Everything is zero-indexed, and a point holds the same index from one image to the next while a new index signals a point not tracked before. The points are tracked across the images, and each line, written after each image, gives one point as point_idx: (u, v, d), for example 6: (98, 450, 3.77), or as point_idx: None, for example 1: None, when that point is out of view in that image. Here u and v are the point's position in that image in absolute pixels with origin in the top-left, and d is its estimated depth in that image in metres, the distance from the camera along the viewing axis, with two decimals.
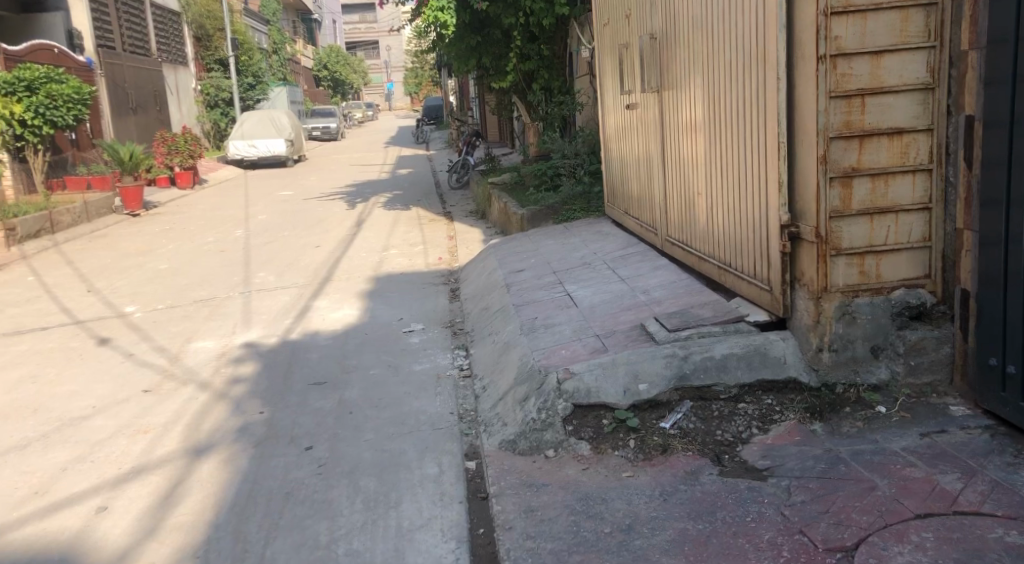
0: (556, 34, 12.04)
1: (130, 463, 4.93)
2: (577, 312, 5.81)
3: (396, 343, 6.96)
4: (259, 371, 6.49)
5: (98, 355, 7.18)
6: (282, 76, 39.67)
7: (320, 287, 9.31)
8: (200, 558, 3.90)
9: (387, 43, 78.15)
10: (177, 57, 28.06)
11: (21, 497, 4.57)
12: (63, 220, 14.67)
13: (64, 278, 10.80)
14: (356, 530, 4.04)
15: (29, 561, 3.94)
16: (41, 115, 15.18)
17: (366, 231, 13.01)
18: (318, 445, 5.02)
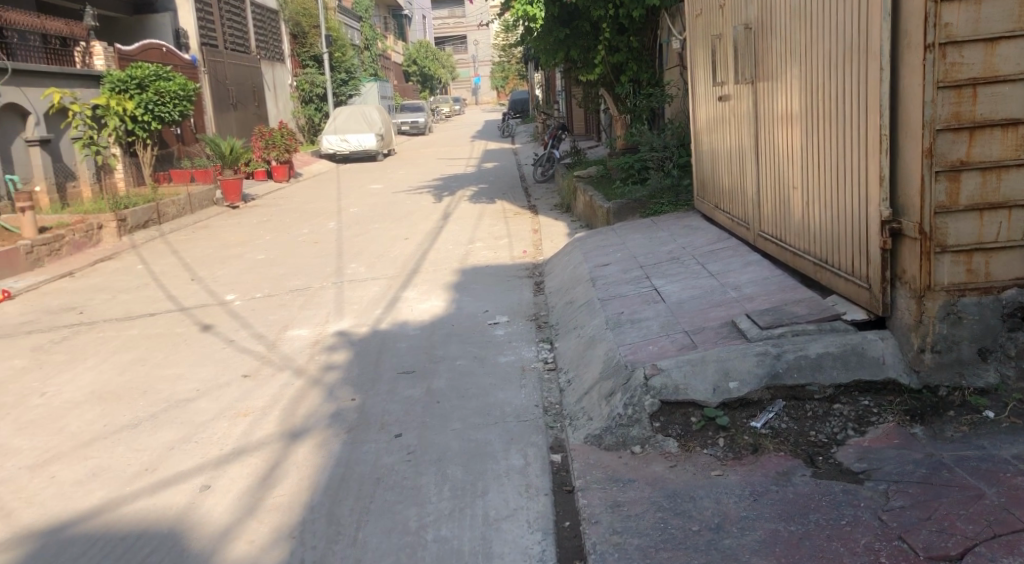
0: (646, 26, 11.87)
1: (231, 445, 5.12)
2: (665, 307, 5.75)
3: (482, 335, 7.02)
4: (351, 359, 6.65)
5: (201, 341, 7.47)
6: (373, 71, 40.36)
7: (408, 279, 9.46)
8: (296, 537, 4.02)
9: (475, 38, 78.55)
10: (274, 54, 28.89)
11: (132, 473, 4.80)
12: (169, 211, 15.31)
13: (170, 266, 11.27)
14: (444, 517, 4.10)
15: (141, 533, 4.14)
16: (151, 111, 15.96)
17: (452, 224, 13.16)
18: (407, 433, 5.11)
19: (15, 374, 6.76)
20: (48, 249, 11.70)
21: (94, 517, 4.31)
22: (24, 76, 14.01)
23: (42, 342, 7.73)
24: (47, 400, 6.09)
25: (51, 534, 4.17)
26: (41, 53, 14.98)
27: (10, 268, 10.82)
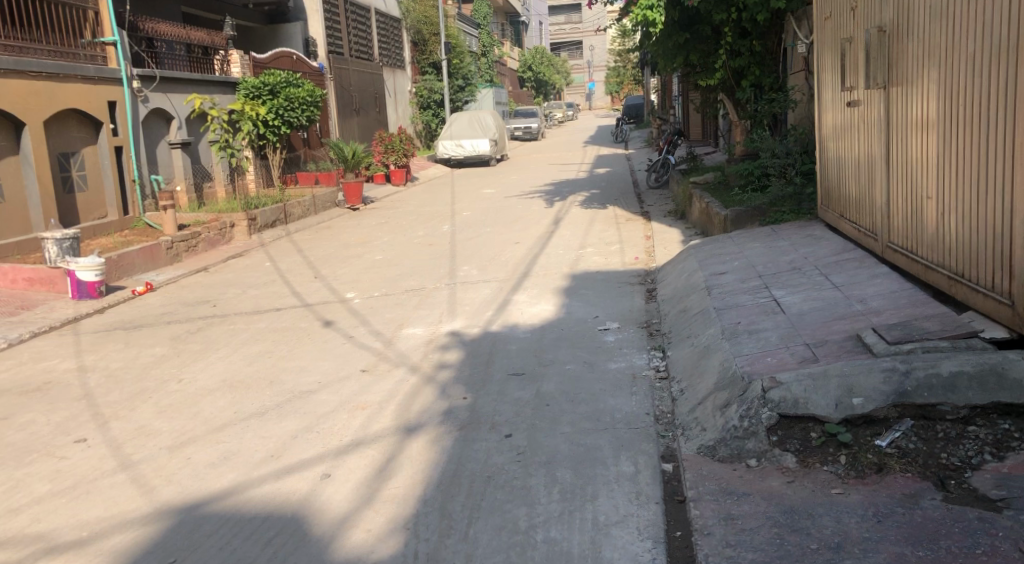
0: (771, 29, 11.63)
1: (350, 436, 5.29)
2: (785, 319, 5.59)
3: (593, 340, 7.01)
4: (464, 359, 6.75)
5: (323, 335, 7.75)
6: (489, 77, 40.92)
7: (519, 282, 9.54)
8: (410, 529, 4.12)
9: (590, 43, 78.29)
10: (395, 61, 29.71)
11: (260, 459, 5.03)
12: (295, 212, 15.95)
13: (295, 264, 11.74)
14: (554, 519, 4.11)
15: (265, 516, 4.33)
16: (280, 116, 16.58)
17: (564, 229, 13.19)
18: (517, 434, 5.15)
19: (155, 361, 7.19)
20: (186, 245, 12.37)
21: (225, 498, 4.53)
22: (170, 83, 14.89)
23: (180, 332, 8.18)
24: (183, 386, 6.45)
25: (187, 511, 4.41)
26: (185, 61, 15.89)
27: (152, 263, 11.49)
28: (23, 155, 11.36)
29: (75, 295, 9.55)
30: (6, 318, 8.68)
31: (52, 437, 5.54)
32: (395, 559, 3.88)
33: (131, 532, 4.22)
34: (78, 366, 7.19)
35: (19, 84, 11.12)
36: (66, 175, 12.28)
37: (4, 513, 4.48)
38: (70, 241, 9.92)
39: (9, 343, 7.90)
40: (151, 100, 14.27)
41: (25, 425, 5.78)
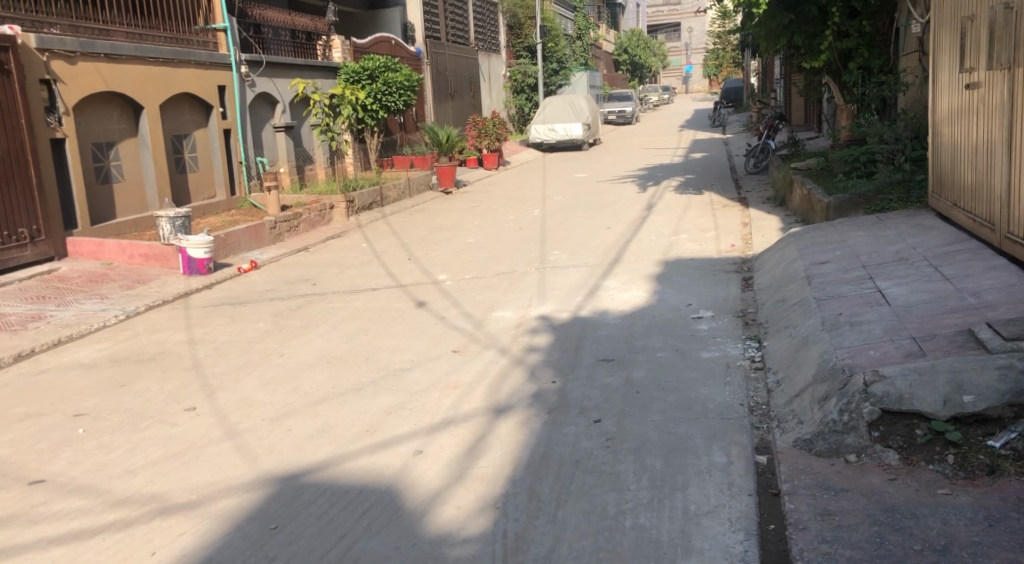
0: (882, 9, 11.20)
1: (442, 415, 5.37)
2: (890, 311, 5.38)
3: (686, 328, 6.90)
4: (554, 343, 6.76)
5: (416, 315, 7.88)
6: (585, 61, 40.58)
7: (611, 268, 9.46)
8: (500, 509, 4.16)
9: (689, 25, 76.65)
10: (490, 45, 29.77)
11: (355, 433, 5.15)
12: (391, 194, 16.23)
13: (389, 245, 11.95)
14: (643, 506, 4.08)
15: (361, 488, 4.44)
16: (379, 100, 16.90)
17: (657, 215, 13.01)
18: (606, 419, 5.12)
19: (258, 336, 7.44)
20: (288, 225, 12.75)
21: (322, 469, 4.67)
22: (275, 67, 15.34)
23: (282, 309, 8.46)
24: (285, 360, 6.66)
25: (286, 480, 4.56)
26: (289, 47, 16.33)
27: (257, 241, 11.89)
28: (141, 137, 11.91)
29: (186, 271, 9.96)
30: (123, 291, 9.12)
31: (164, 405, 5.80)
32: (485, 537, 3.92)
33: (236, 497, 4.39)
34: (187, 338, 7.51)
35: (138, 69, 11.63)
36: (179, 155, 12.84)
37: (122, 473, 4.73)
38: (183, 219, 10.36)
39: (126, 315, 8.30)
40: (258, 84, 14.70)
41: (140, 392, 6.08)
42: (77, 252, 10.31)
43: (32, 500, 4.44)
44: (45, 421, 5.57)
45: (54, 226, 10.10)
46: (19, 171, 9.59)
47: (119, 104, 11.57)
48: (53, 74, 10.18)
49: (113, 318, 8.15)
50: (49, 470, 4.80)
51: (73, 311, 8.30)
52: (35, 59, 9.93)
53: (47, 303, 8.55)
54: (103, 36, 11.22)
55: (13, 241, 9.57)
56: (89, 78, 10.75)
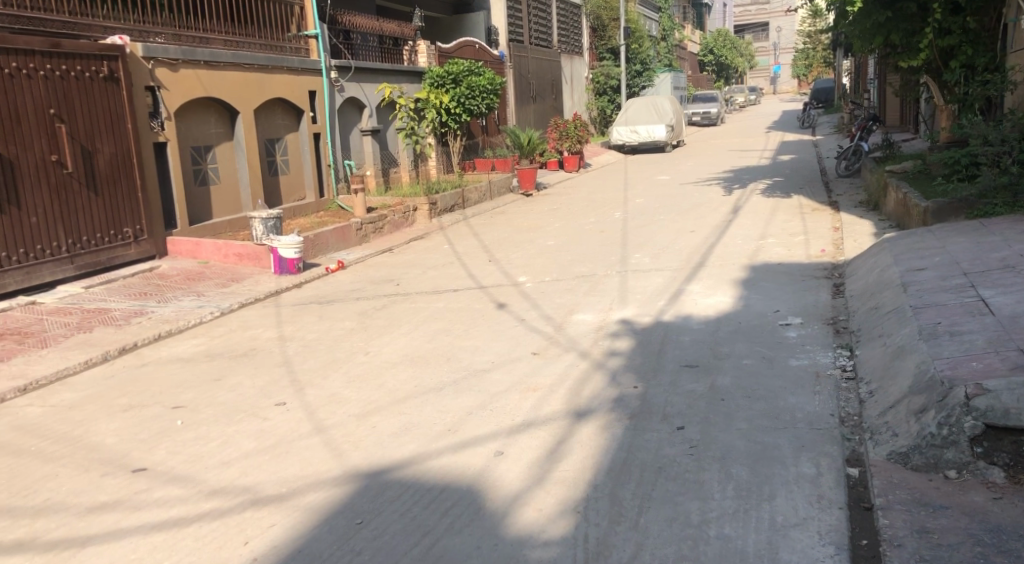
0: (987, 5, 10.72)
1: (523, 417, 5.37)
2: (993, 321, 5.16)
3: (772, 335, 6.74)
4: (635, 347, 6.70)
5: (497, 317, 7.93)
6: (669, 62, 40.10)
7: (694, 272, 9.32)
8: (581, 513, 4.13)
9: (777, 25, 74.88)
10: (574, 47, 29.76)
11: (437, 432, 5.20)
12: (472, 197, 16.37)
13: (471, 247, 12.06)
14: (728, 516, 4.00)
15: (444, 487, 4.48)
16: (462, 104, 16.99)
17: (743, 218, 12.76)
18: (690, 426, 5.04)
19: (344, 334, 7.60)
20: (373, 227, 12.97)
21: (406, 467, 4.73)
22: (364, 72, 15.64)
23: (367, 308, 8.63)
24: (369, 359, 6.79)
25: (372, 476, 4.64)
26: (377, 52, 16.65)
27: (343, 242, 12.15)
28: (236, 141, 12.31)
29: (277, 271, 10.25)
30: (219, 289, 9.45)
31: (256, 399, 5.98)
32: (566, 540, 3.91)
33: (325, 491, 4.49)
34: (278, 335, 7.73)
35: (235, 75, 12.03)
36: (271, 158, 13.20)
37: (217, 465, 4.88)
38: (274, 221, 10.67)
39: (221, 311, 8.59)
40: (346, 89, 15.03)
41: (234, 386, 6.29)
42: (176, 251, 10.72)
43: (135, 487, 4.62)
44: (146, 412, 5.81)
45: (155, 226, 10.53)
46: (126, 174, 10.04)
47: (216, 109, 11.98)
48: (158, 80, 10.62)
49: (208, 314, 8.44)
50: (149, 459, 5.00)
51: (172, 308, 8.63)
52: (141, 67, 10.39)
53: (148, 299, 8.92)
54: (203, 44, 11.67)
55: (119, 240, 10.01)
56: (190, 85, 11.16)
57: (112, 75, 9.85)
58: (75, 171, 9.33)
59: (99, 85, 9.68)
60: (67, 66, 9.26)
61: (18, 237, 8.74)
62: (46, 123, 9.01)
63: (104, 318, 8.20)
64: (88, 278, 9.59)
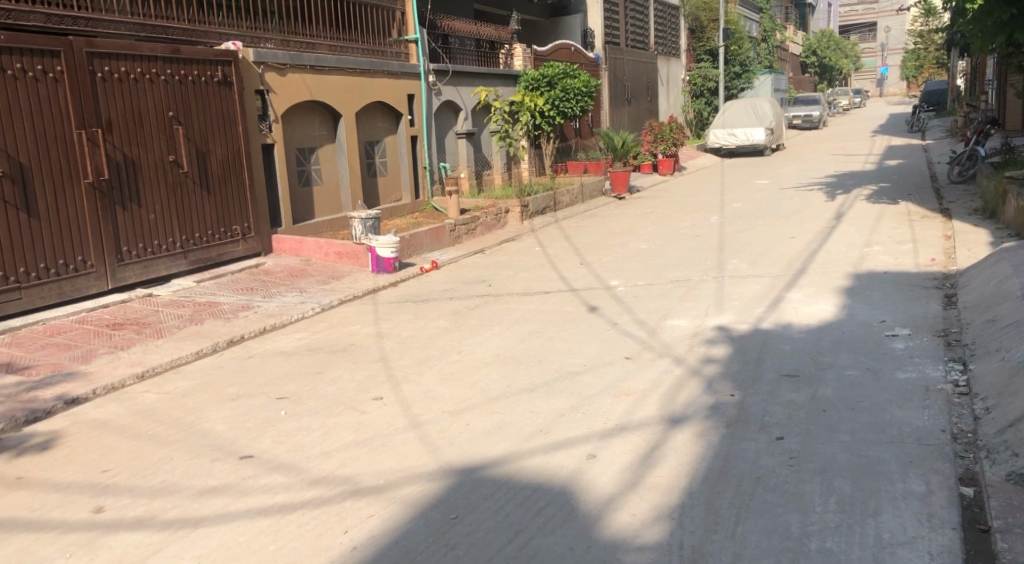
0: None
1: (615, 421, 5.34)
2: None
3: (878, 346, 6.50)
4: (732, 355, 6.57)
5: (589, 320, 7.91)
6: (769, 64, 39.16)
7: (794, 279, 9.07)
8: (676, 519, 4.09)
9: (886, 25, 72.17)
10: (671, 49, 29.42)
11: (530, 432, 5.22)
12: (564, 199, 16.38)
13: (563, 250, 12.07)
14: (831, 530, 3.89)
15: (537, 487, 4.50)
16: (556, 107, 16.96)
17: (846, 225, 12.37)
18: (790, 437, 4.91)
19: (439, 333, 7.72)
20: (467, 228, 13.12)
21: (499, 465, 4.77)
22: (460, 76, 15.86)
23: (460, 307, 8.73)
24: (462, 358, 6.87)
25: (466, 473, 4.70)
26: (474, 56, 16.84)
27: (438, 243, 12.33)
28: (337, 143, 12.65)
29: (374, 269, 10.47)
30: (319, 286, 9.72)
31: (355, 393, 6.13)
32: (660, 546, 3.87)
33: (420, 485, 4.58)
34: (375, 332, 7.91)
35: (339, 79, 12.37)
36: (370, 160, 13.51)
37: (318, 455, 5.03)
38: (373, 221, 10.93)
39: (322, 307, 8.84)
40: (444, 92, 15.25)
41: (334, 379, 6.47)
42: (281, 248, 11.10)
43: (243, 474, 4.81)
44: (252, 402, 6.04)
45: (262, 224, 10.93)
46: (236, 174, 10.46)
47: (320, 112, 12.33)
48: (267, 85, 11.01)
49: (310, 310, 8.70)
50: (255, 447, 5.19)
51: (276, 303, 8.94)
52: (251, 71, 10.80)
53: (254, 294, 9.26)
54: (309, 49, 12.03)
55: (228, 237, 10.42)
56: (297, 89, 11.53)
57: (225, 79, 10.27)
58: (190, 170, 9.77)
59: (213, 89, 10.12)
60: (184, 71, 9.70)
61: (137, 234, 9.15)
62: (165, 125, 9.47)
63: (214, 310, 8.55)
64: (199, 272, 10.02)
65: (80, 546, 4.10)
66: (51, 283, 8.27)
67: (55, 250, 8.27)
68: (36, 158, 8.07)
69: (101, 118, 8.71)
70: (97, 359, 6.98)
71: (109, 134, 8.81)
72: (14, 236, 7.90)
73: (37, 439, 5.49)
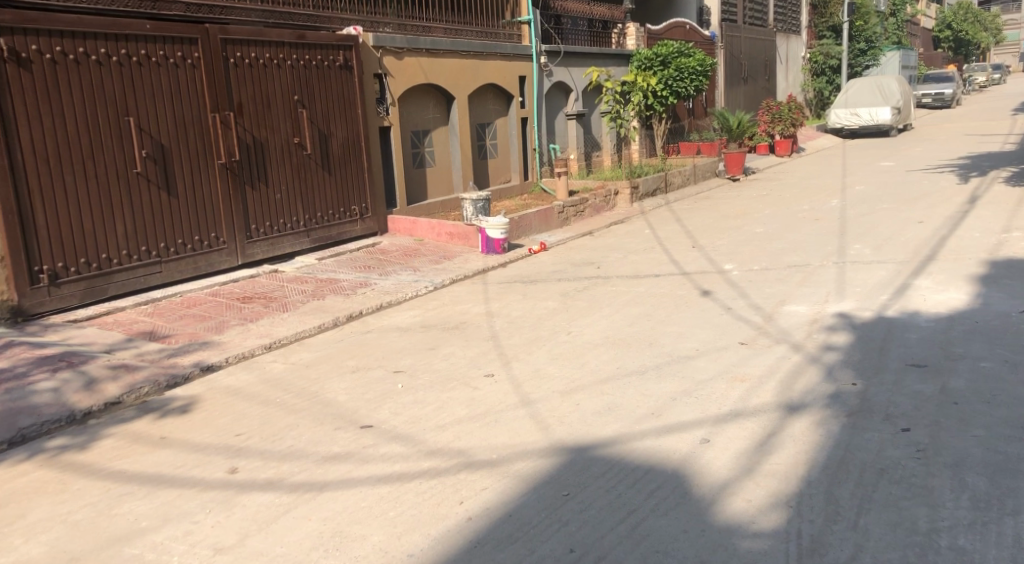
0: None
1: (730, 406, 5.26)
2: None
3: (1016, 338, 6.15)
4: (854, 343, 6.35)
5: (702, 304, 7.80)
6: (898, 39, 37.25)
7: (922, 266, 8.66)
8: (794, 507, 4.00)
9: None
10: (791, 26, 28.43)
11: (641, 415, 5.20)
12: (676, 181, 16.10)
13: (674, 232, 11.90)
14: (963, 527, 3.73)
15: (650, 468, 4.50)
16: (669, 87, 16.63)
17: (981, 209, 11.68)
18: (917, 429, 4.71)
19: (548, 313, 7.77)
20: (575, 210, 13.10)
21: (612, 445, 4.78)
22: (573, 57, 15.79)
23: (569, 289, 8.75)
24: (572, 338, 6.90)
25: (579, 451, 4.73)
26: (586, 37, 16.64)
27: (546, 224, 12.37)
28: (450, 125, 12.83)
29: (484, 250, 10.59)
30: (432, 265, 9.92)
31: (467, 369, 6.26)
32: (778, 533, 3.80)
33: (533, 461, 4.64)
34: (486, 311, 8.02)
35: (453, 62, 12.53)
36: (481, 142, 13.64)
37: (434, 427, 5.16)
38: (483, 203, 11.10)
39: (434, 286, 9.02)
40: (555, 74, 15.23)
41: (447, 355, 6.63)
42: (395, 228, 11.39)
43: (364, 442, 4.99)
44: (370, 374, 6.25)
45: (378, 204, 11.23)
46: (355, 156, 10.77)
47: (434, 95, 12.54)
48: (386, 68, 11.27)
49: (423, 288, 8.90)
50: (374, 417, 5.38)
51: (391, 281, 9.18)
52: (371, 55, 11.07)
53: (371, 272, 9.54)
54: (425, 32, 12.23)
55: (347, 217, 10.75)
56: (413, 71, 11.75)
57: (347, 64, 10.58)
58: (313, 152, 10.13)
59: (335, 73, 10.43)
60: (308, 56, 10.04)
61: (264, 212, 9.56)
62: (290, 108, 9.83)
63: (334, 287, 8.87)
64: (320, 251, 10.40)
65: (217, 503, 4.35)
66: (188, 258, 8.74)
67: (191, 227, 8.74)
68: (175, 141, 8.54)
69: (233, 102, 9.13)
70: (229, 330, 7.35)
71: (240, 117, 9.23)
72: (155, 214, 8.38)
73: (177, 402, 5.85)
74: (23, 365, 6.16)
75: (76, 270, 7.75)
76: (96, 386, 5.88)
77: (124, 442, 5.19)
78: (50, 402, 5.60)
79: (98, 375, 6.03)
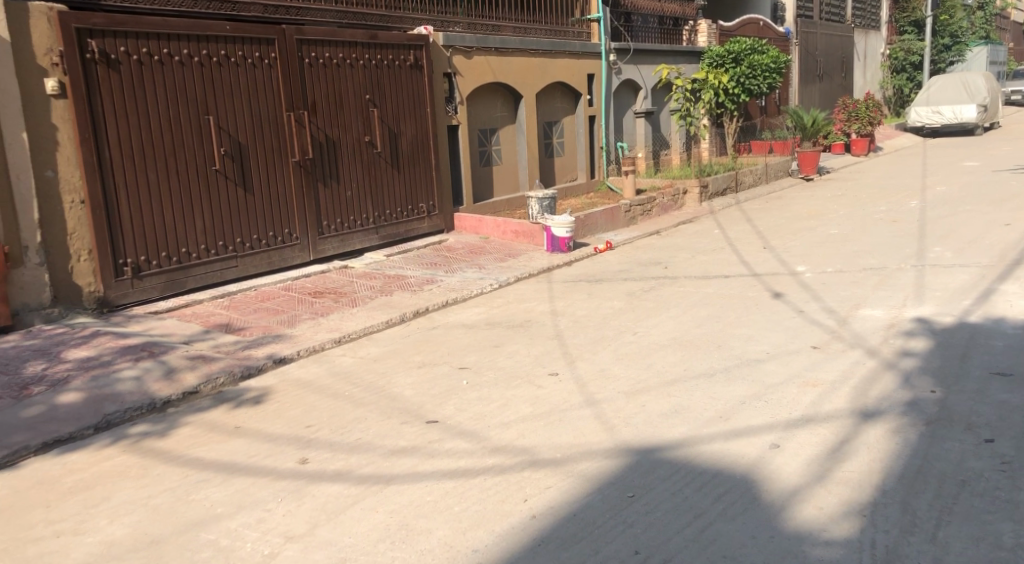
0: None
1: (801, 412, 5.14)
2: None
3: None
4: (933, 349, 6.14)
5: (773, 306, 7.64)
6: (986, 34, 35.87)
7: (1007, 270, 8.32)
8: (868, 517, 3.89)
9: None
10: (870, 22, 27.65)
11: (709, 418, 5.13)
12: (746, 180, 15.80)
13: (744, 233, 11.70)
14: None
15: (717, 472, 4.43)
16: (741, 85, 16.37)
17: None
18: (1001, 440, 4.53)
19: (614, 313, 7.72)
20: (642, 209, 12.98)
21: (679, 448, 4.73)
22: (642, 55, 15.66)
23: (636, 289, 8.67)
24: (638, 339, 6.84)
25: (645, 453, 4.69)
26: (657, 35, 16.37)
27: (613, 223, 12.29)
28: (518, 123, 12.86)
29: (549, 248, 10.59)
30: (498, 263, 9.95)
31: (532, 367, 6.26)
32: (850, 543, 3.71)
33: (598, 462, 4.61)
34: (551, 309, 8.02)
35: (522, 61, 12.54)
36: (548, 141, 13.63)
37: (499, 424, 5.18)
38: (549, 201, 11.05)
39: (499, 284, 9.06)
40: (624, 71, 15.13)
41: (512, 353, 6.64)
42: (462, 226, 11.46)
43: (430, 437, 5.04)
44: (436, 370, 6.30)
45: (445, 201, 11.32)
46: (424, 155, 10.88)
47: (503, 93, 12.57)
48: (455, 68, 11.35)
49: (488, 286, 8.94)
50: (440, 412, 5.42)
51: (457, 278, 9.24)
52: (440, 54, 11.17)
53: (438, 269, 9.61)
54: (494, 32, 12.27)
55: (415, 214, 10.86)
56: (481, 70, 11.80)
57: (417, 63, 10.69)
58: (383, 150, 10.27)
59: (406, 73, 10.55)
60: (380, 55, 10.18)
61: (335, 209, 9.73)
62: (362, 107, 9.99)
63: (401, 283, 8.97)
64: (389, 247, 10.53)
65: (288, 492, 4.45)
66: (261, 253, 8.95)
67: (265, 222, 8.95)
68: (251, 139, 8.75)
69: (307, 101, 9.31)
70: (301, 324, 7.51)
71: (314, 116, 9.41)
72: (231, 209, 8.60)
73: (251, 393, 6.01)
74: (108, 353, 6.40)
75: (157, 264, 8.00)
76: (175, 376, 6.07)
77: (200, 430, 5.35)
78: (132, 389, 5.81)
79: (177, 365, 6.22)
